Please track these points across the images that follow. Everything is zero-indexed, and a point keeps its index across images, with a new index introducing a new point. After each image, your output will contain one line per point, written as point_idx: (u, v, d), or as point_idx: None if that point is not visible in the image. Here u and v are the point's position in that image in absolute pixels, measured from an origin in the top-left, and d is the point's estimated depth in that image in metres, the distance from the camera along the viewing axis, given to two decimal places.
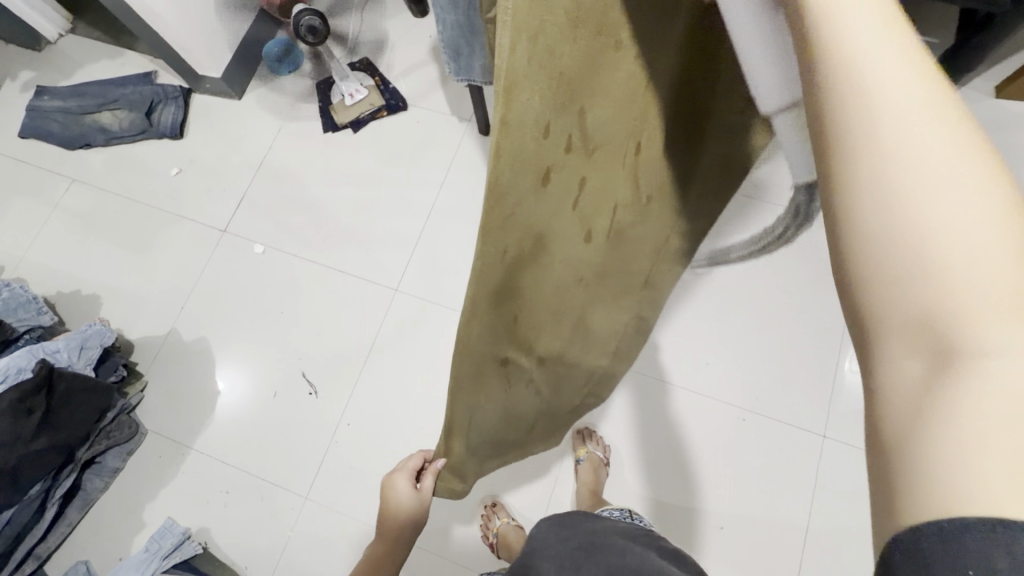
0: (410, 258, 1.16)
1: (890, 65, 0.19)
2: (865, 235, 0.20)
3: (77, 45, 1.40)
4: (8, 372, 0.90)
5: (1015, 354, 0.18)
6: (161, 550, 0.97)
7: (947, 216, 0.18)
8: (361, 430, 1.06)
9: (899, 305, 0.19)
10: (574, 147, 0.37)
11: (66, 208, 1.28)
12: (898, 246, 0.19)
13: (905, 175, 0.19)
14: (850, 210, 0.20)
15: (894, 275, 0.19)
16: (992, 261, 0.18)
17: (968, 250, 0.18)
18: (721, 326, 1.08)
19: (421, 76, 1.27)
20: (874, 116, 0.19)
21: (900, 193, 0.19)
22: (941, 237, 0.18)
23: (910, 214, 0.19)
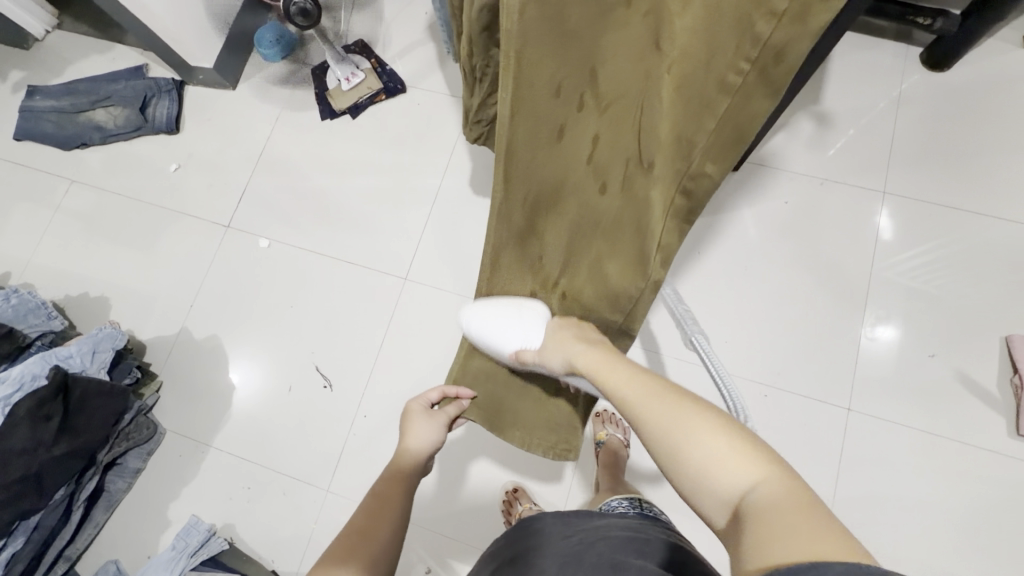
0: (418, 245, 1.14)
1: (656, 420, 0.49)
2: (674, 468, 0.45)
3: (64, 40, 1.36)
4: (23, 379, 0.90)
5: (747, 488, 0.40)
6: (188, 548, 0.96)
7: (683, 444, 0.45)
8: (379, 422, 1.05)
9: (699, 486, 0.43)
10: (587, 103, 0.54)
11: (69, 208, 1.27)
12: (690, 470, 0.43)
13: (671, 446, 0.46)
14: (664, 462, 0.46)
15: (694, 479, 0.43)
16: (712, 454, 0.43)
17: (702, 451, 0.43)
18: (734, 302, 1.06)
19: (419, 56, 1.23)
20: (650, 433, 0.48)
21: (677, 452, 0.45)
22: (683, 451, 0.44)
23: (676, 448, 0.45)
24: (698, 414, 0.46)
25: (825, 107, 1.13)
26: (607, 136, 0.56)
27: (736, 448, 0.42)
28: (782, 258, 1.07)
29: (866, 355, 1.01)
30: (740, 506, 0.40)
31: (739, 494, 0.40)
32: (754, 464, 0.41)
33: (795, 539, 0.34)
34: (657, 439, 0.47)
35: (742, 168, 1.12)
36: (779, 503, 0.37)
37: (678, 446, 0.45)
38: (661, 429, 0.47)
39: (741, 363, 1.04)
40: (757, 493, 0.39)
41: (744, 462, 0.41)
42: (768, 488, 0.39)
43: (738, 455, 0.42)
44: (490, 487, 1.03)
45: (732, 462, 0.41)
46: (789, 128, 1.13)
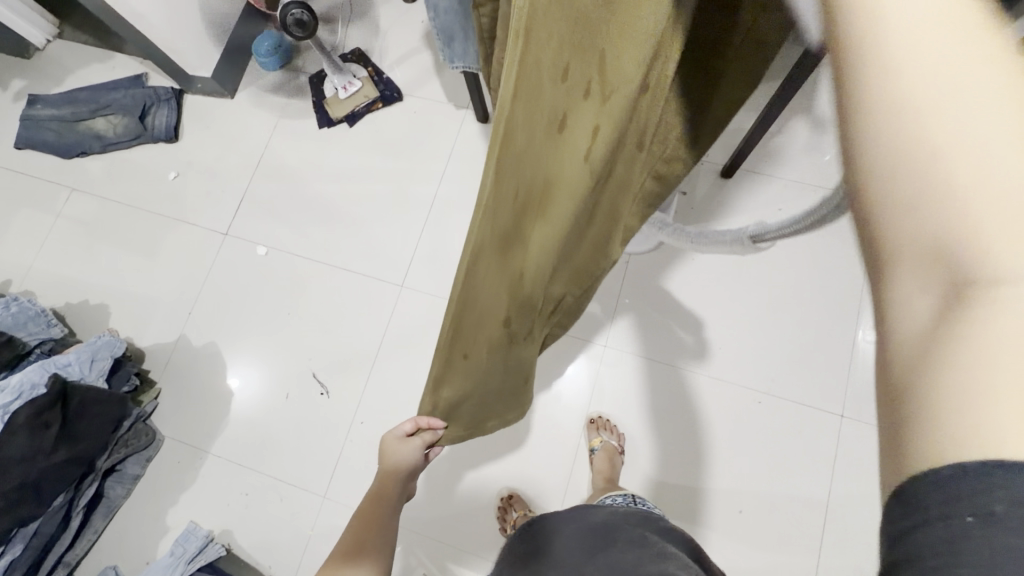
0: (414, 252, 1.14)
1: (923, 33, 0.18)
2: (878, 163, 0.19)
3: (65, 49, 1.38)
4: (23, 387, 0.91)
5: None
6: (186, 554, 0.98)
7: (953, 139, 0.18)
8: (375, 428, 1.06)
9: (926, 233, 0.19)
10: None
11: (69, 216, 1.28)
12: (907, 187, 0.19)
13: (918, 123, 0.18)
14: (866, 146, 0.20)
15: (921, 220, 0.19)
16: (999, 160, 0.18)
17: (996, 175, 0.17)
18: (728, 310, 1.07)
19: (416, 64, 1.24)
20: (882, 74, 0.19)
21: (900, 111, 0.19)
22: (950, 152, 0.18)
23: (931, 136, 0.18)
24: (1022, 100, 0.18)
25: (819, 114, 1.14)
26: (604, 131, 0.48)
27: None
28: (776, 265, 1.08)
29: (861, 361, 1.01)
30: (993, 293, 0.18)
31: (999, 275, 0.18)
32: None
33: None
34: (859, 72, 0.20)
35: (737, 176, 1.13)
36: None
37: (922, 148, 0.18)
38: (919, 65, 0.18)
39: (735, 369, 1.04)
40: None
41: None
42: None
43: None
44: (485, 493, 1.04)
45: None
46: (784, 135, 1.14)
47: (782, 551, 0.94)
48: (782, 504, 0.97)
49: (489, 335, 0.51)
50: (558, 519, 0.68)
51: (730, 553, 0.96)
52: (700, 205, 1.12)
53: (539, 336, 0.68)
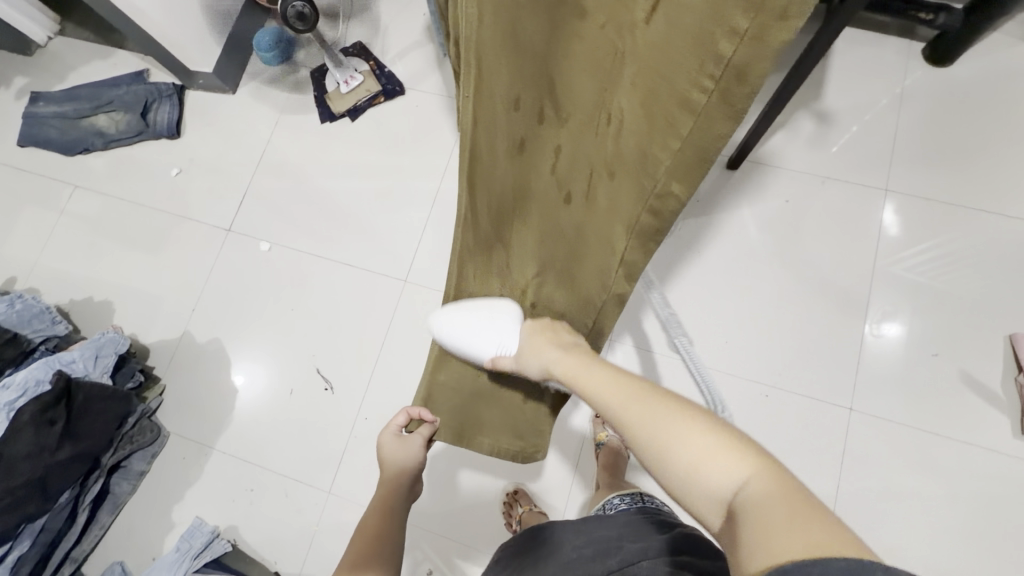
0: (417, 247, 1.14)
1: (637, 413, 0.46)
2: (659, 462, 0.41)
3: (67, 46, 1.37)
4: (28, 384, 0.91)
5: (742, 484, 0.36)
6: (192, 549, 0.98)
7: (675, 439, 0.41)
8: (379, 423, 1.06)
9: (686, 480, 0.39)
10: (547, 116, 0.54)
11: (73, 213, 1.28)
12: (679, 472, 0.39)
13: (659, 442, 0.42)
14: (652, 458, 0.42)
15: (681, 472, 0.39)
16: (692, 444, 0.40)
17: (692, 445, 0.39)
18: (733, 302, 1.06)
19: (417, 57, 1.23)
20: (633, 428, 0.45)
21: (649, 438, 0.43)
22: (673, 442, 0.41)
23: (665, 437, 0.41)
24: (687, 412, 0.42)
25: (825, 104, 1.12)
26: (568, 147, 0.55)
27: (717, 436, 0.39)
28: (782, 258, 1.06)
29: (869, 355, 1.00)
30: (734, 506, 0.36)
31: (731, 492, 0.36)
32: (750, 457, 0.37)
33: (779, 533, 0.31)
34: (635, 437, 0.45)
35: (743, 167, 1.11)
36: (780, 499, 0.34)
37: (660, 445, 0.41)
38: (647, 424, 0.44)
39: (740, 364, 1.03)
40: (752, 492, 0.35)
41: (725, 452, 0.38)
42: (752, 480, 0.36)
43: (724, 443, 0.38)
44: (491, 487, 1.04)
45: (723, 452, 0.38)
46: (790, 126, 1.12)
47: None
48: None
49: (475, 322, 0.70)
50: (562, 525, 0.67)
51: None
52: (707, 196, 1.10)
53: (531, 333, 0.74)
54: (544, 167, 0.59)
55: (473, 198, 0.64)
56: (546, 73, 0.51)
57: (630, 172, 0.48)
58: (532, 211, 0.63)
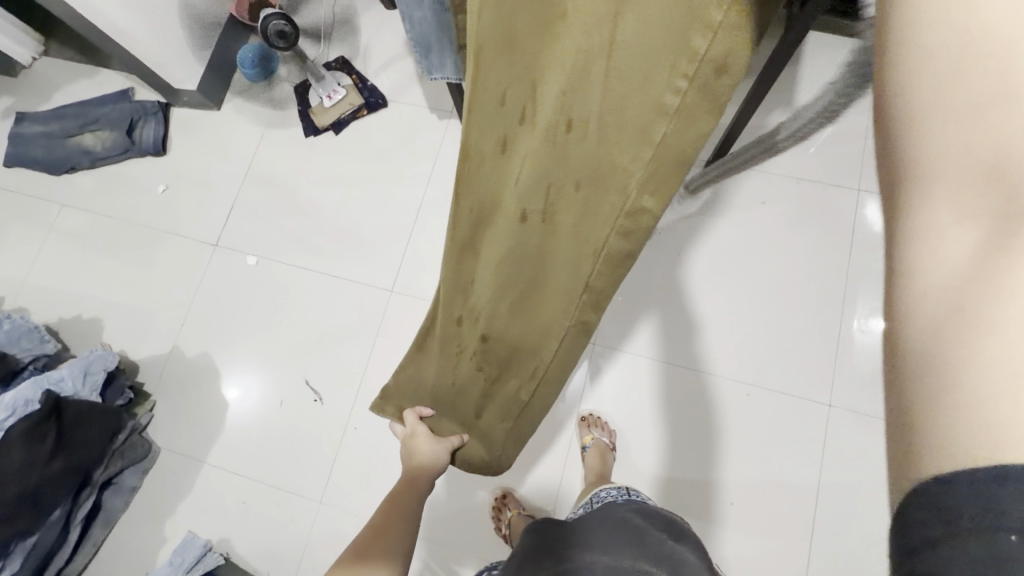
0: (403, 257, 1.16)
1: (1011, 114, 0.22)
2: (935, 202, 0.24)
3: (52, 66, 1.39)
4: (17, 404, 0.92)
5: None
6: (184, 563, 0.99)
7: (998, 214, 0.22)
8: (368, 431, 1.07)
9: (953, 263, 0.23)
10: (525, 121, 0.50)
11: (61, 231, 1.29)
12: (945, 176, 0.24)
13: (970, 177, 0.23)
14: (925, 191, 0.24)
15: (956, 256, 0.23)
16: (1023, 244, 0.22)
17: (1022, 231, 0.22)
18: (713, 304, 1.08)
19: (399, 69, 1.25)
20: (949, 116, 0.23)
21: (959, 162, 0.23)
22: (997, 208, 0.22)
23: (983, 189, 0.23)
24: None
25: (799, 107, 1.15)
26: (537, 157, 0.51)
27: None
28: (759, 258, 1.09)
29: (848, 350, 1.03)
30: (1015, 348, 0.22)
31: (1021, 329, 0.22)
32: None
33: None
34: (903, 64, 0.25)
35: (720, 171, 1.14)
36: None
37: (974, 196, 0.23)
38: (1003, 138, 0.22)
39: (723, 362, 1.05)
40: None
41: None
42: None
43: None
44: (480, 493, 1.05)
45: None
46: (764, 129, 1.15)
47: (773, 539, 0.96)
48: (773, 492, 0.98)
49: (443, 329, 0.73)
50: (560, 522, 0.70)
51: (725, 542, 0.97)
52: (684, 201, 1.13)
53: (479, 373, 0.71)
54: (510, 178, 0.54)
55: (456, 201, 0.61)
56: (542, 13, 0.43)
57: (598, 179, 0.48)
58: (499, 226, 0.59)
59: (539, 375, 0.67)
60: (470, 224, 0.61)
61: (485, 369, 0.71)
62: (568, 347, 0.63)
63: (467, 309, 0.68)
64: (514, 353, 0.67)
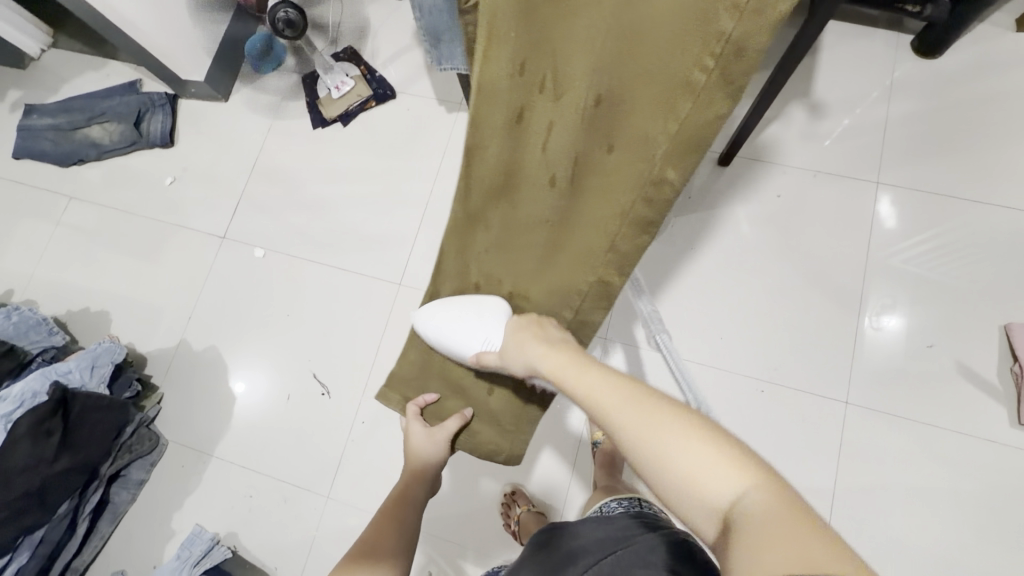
0: (411, 250, 1.14)
1: (648, 431, 0.43)
2: (666, 479, 0.41)
3: (60, 59, 1.38)
4: (24, 396, 0.92)
5: (742, 503, 0.37)
6: (191, 557, 0.98)
7: (686, 464, 0.40)
8: (377, 426, 1.06)
9: (688, 498, 0.39)
10: (546, 91, 0.59)
11: (69, 225, 1.28)
12: (679, 479, 0.40)
13: (667, 464, 0.41)
14: (660, 476, 0.41)
15: (687, 492, 0.39)
16: (700, 467, 0.39)
17: (696, 472, 0.39)
18: (730, 298, 1.06)
19: (408, 61, 1.23)
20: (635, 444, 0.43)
21: (659, 460, 0.41)
22: (682, 470, 0.40)
23: (671, 461, 0.40)
24: (686, 420, 0.42)
25: (816, 98, 1.12)
26: (558, 125, 0.59)
27: (719, 455, 0.39)
28: (776, 253, 1.06)
29: (866, 348, 1.00)
30: (730, 515, 0.37)
31: (727, 502, 0.37)
32: (748, 470, 0.38)
33: (775, 552, 0.33)
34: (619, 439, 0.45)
35: (735, 163, 1.11)
36: (773, 514, 0.35)
37: (667, 465, 0.41)
38: (656, 443, 0.42)
39: (736, 358, 1.03)
40: (748, 499, 0.36)
41: (726, 469, 0.38)
42: (757, 495, 0.36)
43: (725, 460, 0.39)
44: (490, 489, 1.03)
45: (723, 471, 0.38)
46: (780, 121, 1.12)
47: None
48: None
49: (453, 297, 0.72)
50: (568, 526, 0.64)
51: None
52: (698, 192, 1.11)
53: None
54: (537, 146, 0.62)
55: (471, 176, 0.66)
56: (548, 60, 0.57)
57: (629, 141, 0.54)
58: (520, 194, 0.65)
59: None
60: (485, 195, 0.67)
61: None
62: (585, 315, 0.63)
63: (484, 273, 0.70)
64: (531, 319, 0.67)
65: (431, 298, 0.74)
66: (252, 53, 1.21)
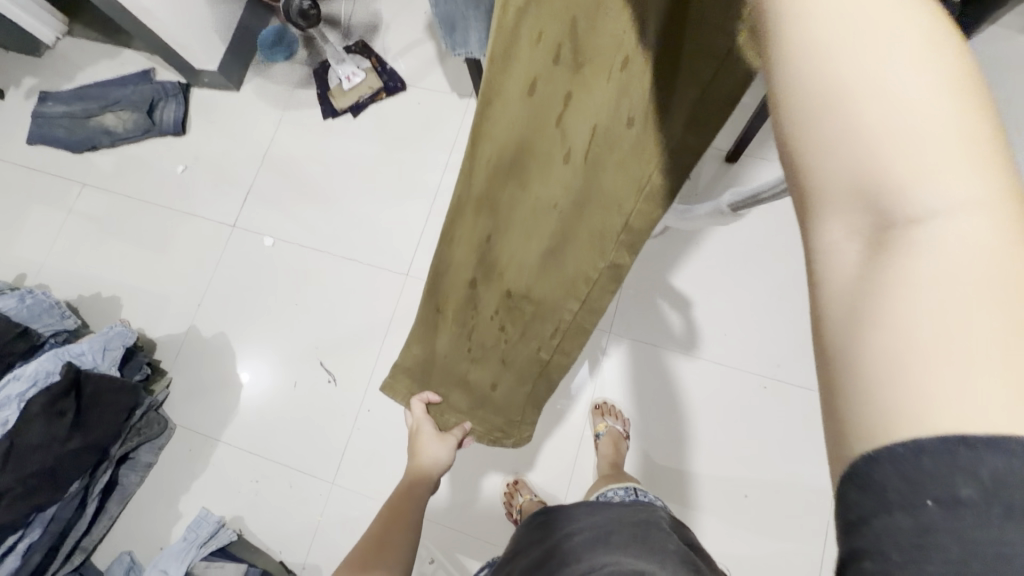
0: (419, 242, 1.15)
1: (863, 27, 0.20)
2: (818, 123, 0.21)
3: (75, 47, 1.40)
4: (38, 376, 0.93)
5: (962, 243, 0.18)
6: (198, 538, 1.00)
7: (892, 123, 0.19)
8: (382, 415, 1.07)
9: (839, 180, 0.20)
10: (563, 57, 0.46)
11: (81, 211, 1.30)
12: (840, 144, 0.20)
13: (853, 99, 0.20)
14: (806, 129, 0.21)
15: (847, 163, 0.20)
16: (917, 142, 0.19)
17: (910, 146, 0.19)
18: (737, 291, 1.06)
19: (418, 54, 1.24)
20: (812, 39, 0.21)
21: (838, 80, 0.20)
22: (875, 127, 0.20)
23: (858, 91, 0.20)
24: (944, 52, 0.19)
25: None
26: (575, 101, 0.47)
27: (972, 137, 0.19)
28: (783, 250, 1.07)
29: None
30: (914, 244, 0.19)
31: (923, 224, 0.19)
32: (997, 182, 0.19)
33: (982, 364, 0.18)
34: (782, 34, 0.22)
35: (742, 160, 1.12)
36: (1005, 276, 0.18)
37: (852, 104, 0.20)
38: (853, 54, 0.20)
39: (739, 354, 1.04)
40: (971, 240, 0.18)
41: (968, 163, 0.19)
42: (992, 232, 0.18)
43: (972, 154, 0.19)
44: (493, 479, 1.05)
45: (956, 166, 0.19)
46: None
47: (787, 539, 0.94)
48: (783, 493, 0.96)
49: (457, 287, 0.68)
50: (560, 510, 0.65)
51: (736, 538, 0.96)
52: (704, 188, 1.11)
53: (500, 343, 0.69)
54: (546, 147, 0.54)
55: (474, 155, 0.56)
56: (557, 40, 0.45)
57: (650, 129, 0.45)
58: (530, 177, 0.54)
59: (561, 332, 0.64)
60: (490, 177, 0.56)
61: (511, 329, 0.68)
62: (593, 303, 0.60)
63: (485, 267, 0.64)
64: (535, 314, 0.64)
65: (432, 287, 0.70)
66: (265, 42, 1.25)
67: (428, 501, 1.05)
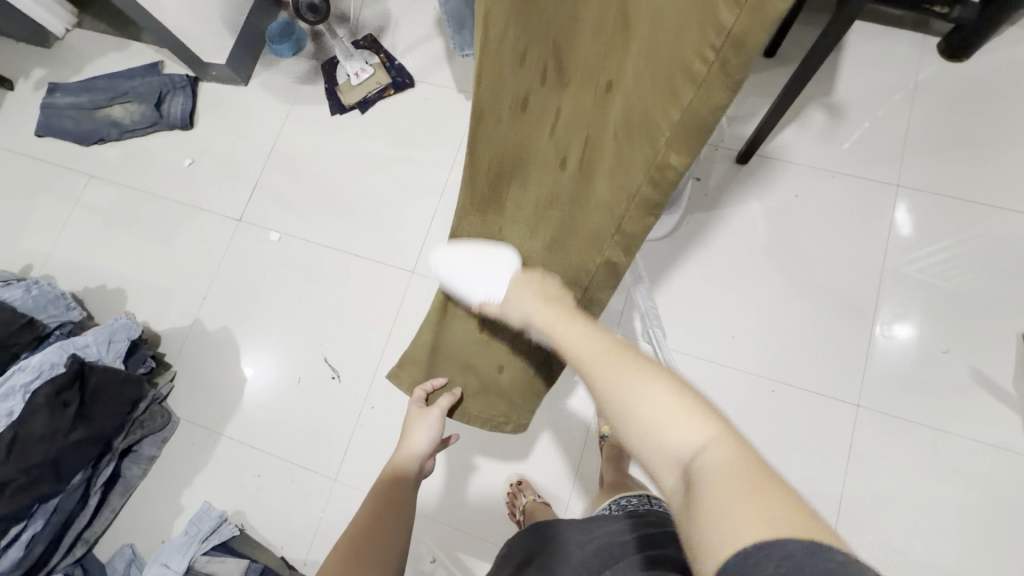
0: (425, 239, 1.15)
1: (626, 387, 0.41)
2: (632, 428, 0.39)
3: (84, 39, 1.40)
4: (42, 367, 0.93)
5: (705, 453, 0.34)
6: (200, 533, 1.00)
7: (655, 411, 0.38)
8: (385, 412, 1.06)
9: (651, 445, 0.37)
10: (551, 78, 0.53)
11: (88, 203, 1.30)
12: (646, 435, 0.38)
13: (640, 414, 0.39)
14: (633, 431, 0.39)
15: (650, 440, 0.37)
16: (666, 413, 0.37)
17: (659, 416, 0.37)
18: (746, 293, 1.05)
19: (427, 50, 1.23)
20: (610, 395, 0.43)
21: (630, 409, 0.40)
22: (652, 419, 0.38)
23: (642, 407, 0.39)
24: (654, 373, 0.41)
25: (837, 98, 1.11)
26: (566, 109, 0.54)
27: (686, 406, 0.37)
28: (792, 253, 1.06)
29: (879, 353, 0.99)
30: (690, 466, 0.34)
31: (689, 454, 0.35)
32: (706, 420, 0.36)
33: (736, 510, 0.30)
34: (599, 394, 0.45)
35: (752, 161, 1.11)
36: (733, 466, 0.32)
37: (631, 411, 0.39)
38: (628, 393, 0.41)
39: (746, 357, 1.03)
40: (707, 453, 0.34)
41: (688, 417, 0.36)
42: (719, 444, 0.34)
43: (688, 411, 0.37)
44: (495, 479, 1.04)
45: (684, 417, 0.36)
46: (800, 121, 1.11)
47: None
48: None
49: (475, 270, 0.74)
50: (565, 524, 0.64)
51: None
52: (714, 190, 1.10)
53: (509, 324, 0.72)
54: (544, 130, 0.57)
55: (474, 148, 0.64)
56: (552, 35, 0.50)
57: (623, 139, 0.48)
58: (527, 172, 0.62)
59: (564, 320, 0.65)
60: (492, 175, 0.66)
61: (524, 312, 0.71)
62: (593, 295, 0.60)
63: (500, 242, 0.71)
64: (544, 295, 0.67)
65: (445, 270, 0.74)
66: (273, 33, 1.25)
67: (430, 500, 1.04)
